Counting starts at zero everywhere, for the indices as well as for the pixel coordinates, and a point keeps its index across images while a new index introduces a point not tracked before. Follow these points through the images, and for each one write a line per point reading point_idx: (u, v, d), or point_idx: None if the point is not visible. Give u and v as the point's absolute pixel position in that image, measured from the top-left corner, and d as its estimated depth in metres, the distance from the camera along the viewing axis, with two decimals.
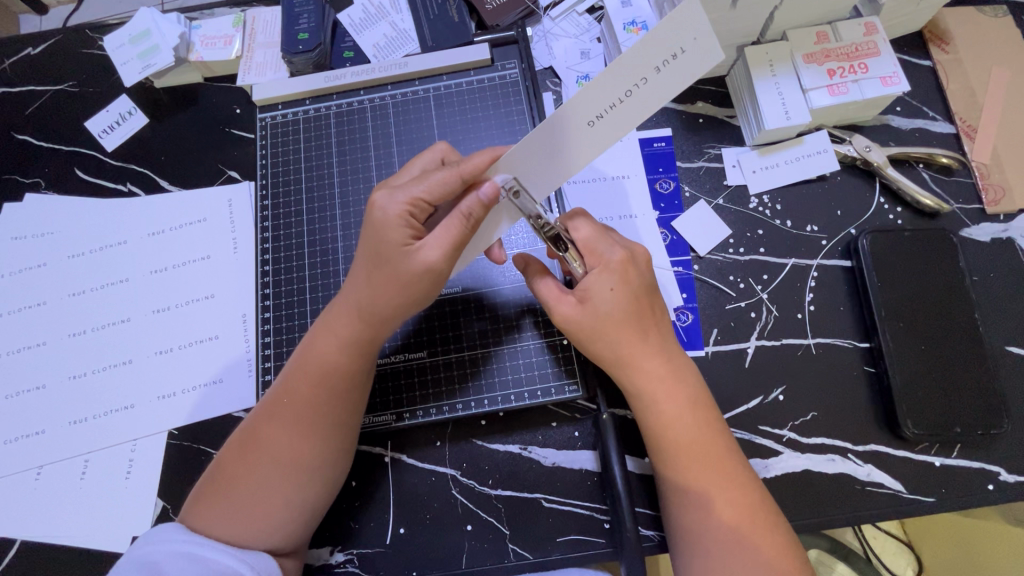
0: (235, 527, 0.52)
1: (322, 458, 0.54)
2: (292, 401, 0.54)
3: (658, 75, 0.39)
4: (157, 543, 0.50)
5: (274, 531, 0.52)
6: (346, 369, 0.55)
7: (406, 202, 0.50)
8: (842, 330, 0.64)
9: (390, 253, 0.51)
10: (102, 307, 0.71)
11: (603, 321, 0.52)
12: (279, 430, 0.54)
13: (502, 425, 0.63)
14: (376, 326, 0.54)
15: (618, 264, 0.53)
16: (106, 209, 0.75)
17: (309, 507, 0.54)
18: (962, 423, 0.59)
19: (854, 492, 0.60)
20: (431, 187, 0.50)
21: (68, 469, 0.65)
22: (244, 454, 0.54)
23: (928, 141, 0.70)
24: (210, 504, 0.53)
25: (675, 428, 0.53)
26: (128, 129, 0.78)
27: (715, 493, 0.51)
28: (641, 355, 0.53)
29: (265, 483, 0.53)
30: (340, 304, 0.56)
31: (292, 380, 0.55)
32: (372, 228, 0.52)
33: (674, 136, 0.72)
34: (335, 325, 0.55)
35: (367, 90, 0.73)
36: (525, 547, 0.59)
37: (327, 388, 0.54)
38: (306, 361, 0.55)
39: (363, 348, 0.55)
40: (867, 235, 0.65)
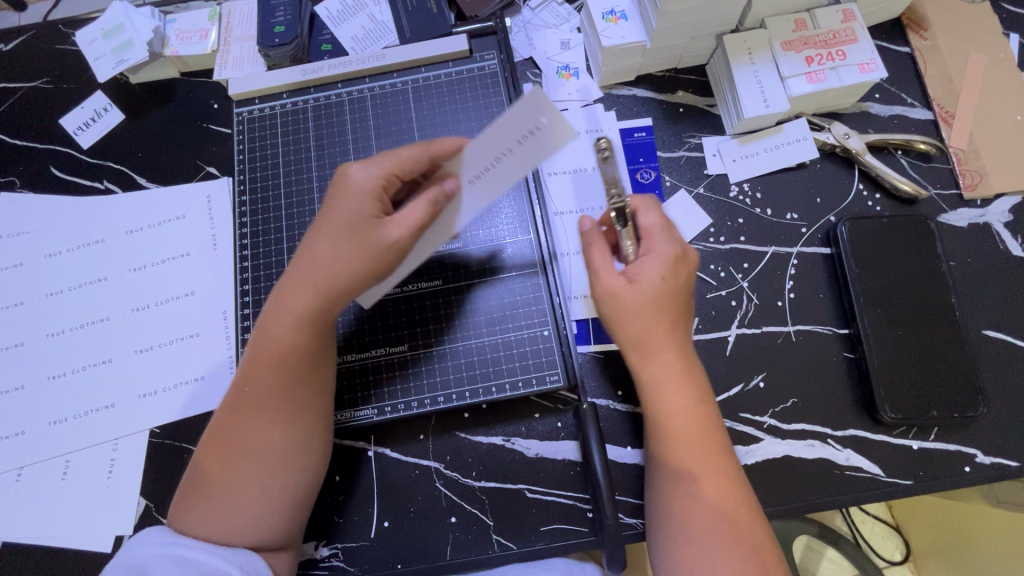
0: (215, 526, 0.51)
1: (293, 445, 0.54)
2: (254, 384, 0.54)
3: (515, 150, 0.46)
4: (141, 548, 0.50)
5: (253, 526, 0.52)
6: (305, 346, 0.54)
7: (381, 176, 0.52)
8: (822, 317, 0.65)
9: (359, 225, 0.51)
10: (80, 306, 0.70)
11: (646, 304, 0.53)
12: (245, 418, 0.53)
13: (485, 417, 0.63)
14: (332, 298, 0.53)
15: (671, 257, 0.53)
16: (82, 207, 0.74)
17: (290, 500, 0.54)
18: (939, 407, 0.59)
19: (832, 476, 0.60)
20: (402, 162, 0.53)
21: (49, 470, 0.65)
22: (219, 450, 0.54)
23: (905, 128, 0.71)
24: (192, 504, 0.52)
25: (679, 422, 0.53)
26: (104, 126, 0.78)
27: (702, 483, 0.51)
28: (660, 344, 0.53)
29: (242, 476, 0.53)
30: (291, 280, 0.54)
31: (253, 364, 0.54)
32: (340, 199, 0.53)
33: (654, 126, 0.72)
34: (290, 303, 0.53)
35: (345, 83, 0.73)
36: (509, 537, 0.60)
37: (286, 369, 0.53)
38: (261, 344, 0.54)
39: (318, 323, 0.54)
40: (845, 222, 0.65)
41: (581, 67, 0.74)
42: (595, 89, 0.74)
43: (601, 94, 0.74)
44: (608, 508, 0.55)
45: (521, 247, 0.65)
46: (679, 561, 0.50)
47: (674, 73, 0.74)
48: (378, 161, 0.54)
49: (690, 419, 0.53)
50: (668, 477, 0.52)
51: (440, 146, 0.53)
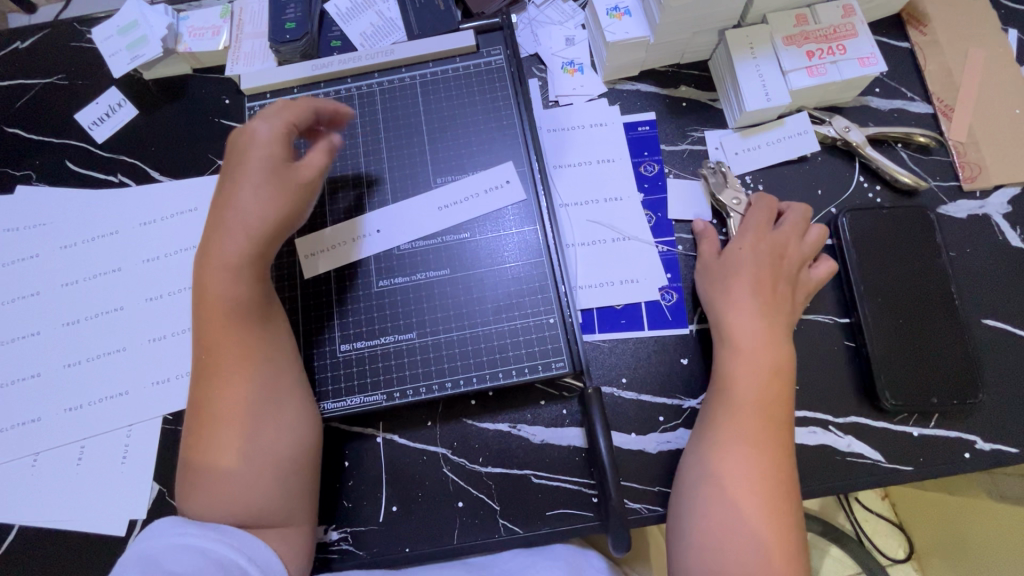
0: (219, 501, 0.52)
1: (265, 403, 0.55)
2: (210, 345, 0.55)
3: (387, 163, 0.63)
4: (155, 539, 0.49)
5: (241, 497, 0.52)
6: (252, 294, 0.57)
7: (281, 125, 0.59)
8: (824, 307, 0.65)
9: (275, 169, 0.57)
10: (95, 296, 0.72)
11: (726, 268, 0.61)
12: (218, 383, 0.54)
13: (492, 404, 0.64)
14: (266, 241, 0.57)
15: (755, 236, 0.62)
16: (97, 200, 0.76)
17: (278, 461, 0.54)
18: (939, 393, 0.60)
19: (834, 463, 0.61)
20: (297, 115, 0.60)
21: (64, 456, 0.66)
22: (203, 422, 0.54)
23: (905, 121, 0.72)
24: (188, 481, 0.53)
25: (743, 384, 0.55)
26: (118, 121, 0.79)
27: (744, 446, 0.52)
28: (742, 304, 0.58)
29: (228, 445, 0.53)
30: (221, 234, 0.56)
31: (207, 327, 0.56)
32: (248, 150, 0.58)
33: (658, 120, 0.74)
34: (225, 255, 0.56)
35: (354, 77, 0.74)
36: (515, 522, 0.61)
37: (241, 320, 0.56)
38: (204, 306, 0.56)
39: (257, 269, 0.57)
40: (846, 214, 0.66)
41: (586, 62, 0.76)
42: (599, 84, 0.75)
43: (605, 89, 0.75)
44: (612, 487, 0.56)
45: (527, 239, 0.66)
46: (696, 511, 0.52)
47: (677, 68, 0.75)
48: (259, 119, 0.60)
49: (754, 381, 0.55)
50: (714, 438, 0.54)
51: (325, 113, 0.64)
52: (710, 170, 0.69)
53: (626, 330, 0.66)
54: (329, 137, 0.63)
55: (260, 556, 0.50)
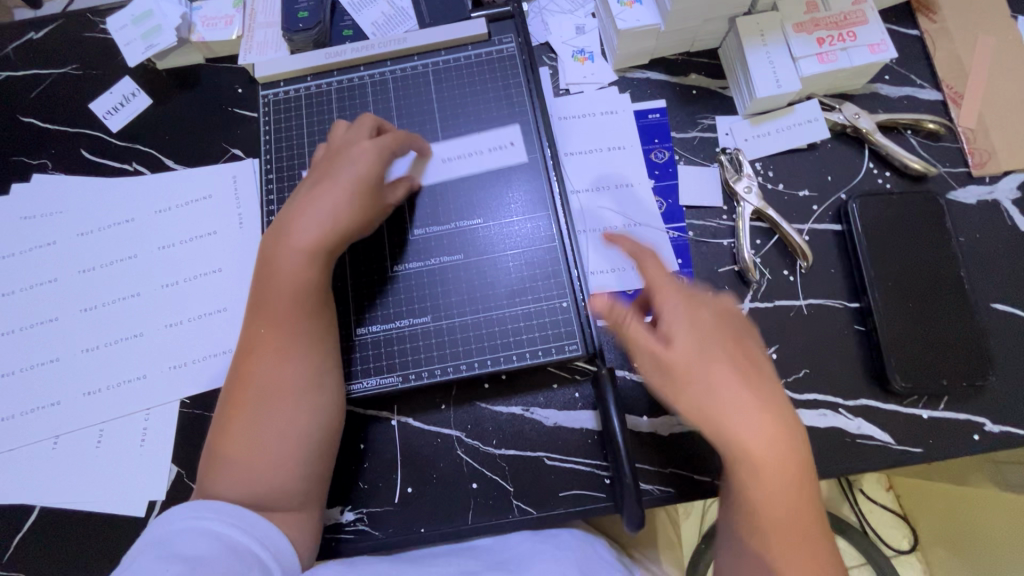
0: (237, 479, 0.52)
1: (303, 385, 0.57)
2: (265, 321, 0.58)
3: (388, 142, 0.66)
4: (170, 523, 0.47)
5: (265, 472, 0.53)
6: (317, 281, 0.59)
7: (382, 147, 0.62)
8: (834, 292, 0.66)
9: (371, 187, 0.61)
10: (111, 282, 0.73)
11: (693, 355, 0.49)
12: (262, 357, 0.57)
13: (505, 387, 0.65)
14: (338, 242, 0.60)
15: (693, 302, 0.51)
16: (113, 187, 0.77)
17: (305, 443, 0.56)
18: (949, 375, 0.61)
19: (844, 445, 0.61)
20: (395, 139, 0.63)
21: (83, 439, 0.67)
22: (238, 391, 0.56)
23: (915, 108, 0.72)
24: (215, 451, 0.54)
25: (766, 493, 0.46)
26: (132, 110, 0.80)
27: (789, 561, 0.45)
28: (733, 398, 0.46)
29: (263, 417, 0.55)
30: (297, 219, 0.59)
31: (266, 304, 0.58)
32: (347, 162, 0.61)
33: (668, 108, 0.74)
34: (300, 240, 0.58)
35: (367, 65, 0.74)
36: (529, 503, 0.62)
37: (304, 303, 0.58)
38: (268, 282, 0.58)
39: (325, 259, 0.59)
40: (856, 199, 0.66)
41: (596, 51, 0.76)
42: (609, 73, 0.76)
43: (616, 77, 0.76)
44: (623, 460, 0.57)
45: (538, 225, 0.67)
46: None
47: (687, 56, 0.76)
48: (358, 136, 0.63)
49: (768, 443, 0.46)
50: (751, 556, 0.47)
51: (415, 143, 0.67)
52: (726, 157, 0.70)
53: None
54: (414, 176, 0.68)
55: (271, 538, 0.50)
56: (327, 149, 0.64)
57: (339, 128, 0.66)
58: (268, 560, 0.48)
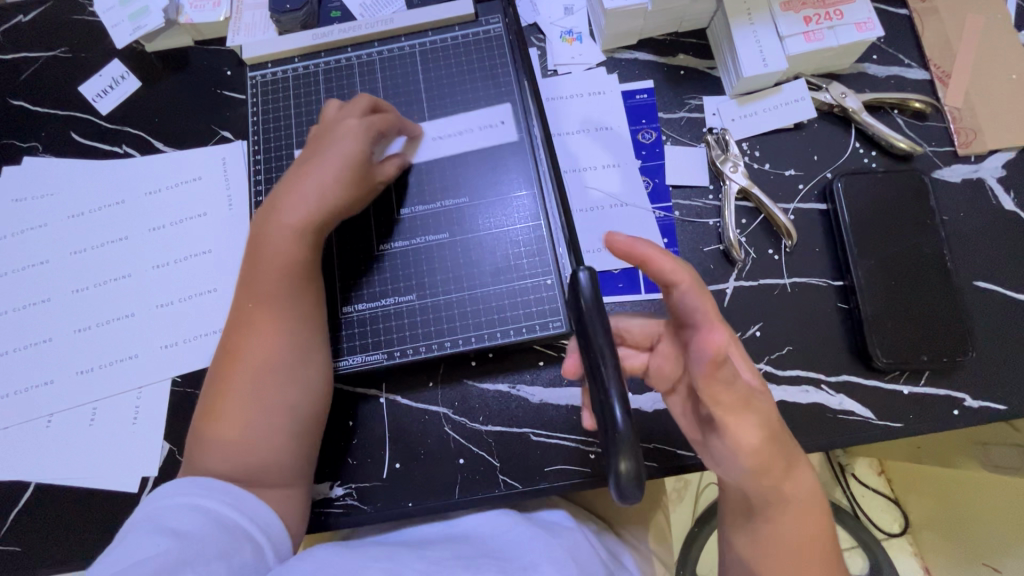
0: (221, 455, 0.53)
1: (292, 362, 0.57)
2: (251, 300, 0.58)
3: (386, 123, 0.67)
4: (155, 501, 0.48)
5: (253, 447, 0.54)
6: (308, 259, 0.60)
7: (371, 125, 0.62)
8: (818, 270, 0.66)
9: (363, 166, 0.61)
10: (102, 264, 0.73)
11: (759, 390, 0.49)
12: (252, 333, 0.57)
13: (491, 364, 0.66)
14: (330, 221, 0.60)
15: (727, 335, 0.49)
16: (103, 170, 0.77)
17: (292, 418, 0.56)
18: (929, 351, 0.61)
19: (826, 420, 0.62)
20: (385, 119, 0.64)
21: (76, 417, 0.68)
22: (226, 366, 0.57)
23: (902, 87, 0.72)
24: (203, 426, 0.55)
25: (809, 505, 0.49)
26: (121, 93, 0.80)
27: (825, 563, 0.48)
28: (782, 426, 0.51)
29: (251, 393, 0.55)
30: (288, 200, 0.60)
31: (254, 282, 0.59)
32: (337, 141, 0.61)
33: (656, 88, 0.74)
34: (291, 219, 0.59)
35: (354, 46, 0.74)
36: (515, 478, 0.63)
37: (293, 281, 0.59)
38: (259, 260, 0.59)
39: (316, 239, 0.60)
40: (841, 178, 0.67)
41: (584, 31, 0.76)
42: (597, 53, 0.76)
43: (604, 58, 0.76)
44: (623, 422, 0.38)
45: (523, 203, 0.67)
46: None
47: (675, 36, 0.76)
48: (350, 115, 0.63)
49: (804, 486, 0.48)
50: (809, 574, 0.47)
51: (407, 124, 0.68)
52: (712, 137, 0.71)
53: (623, 293, 0.67)
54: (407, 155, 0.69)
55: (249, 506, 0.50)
56: (319, 127, 0.64)
57: (332, 108, 0.66)
58: (247, 525, 0.49)
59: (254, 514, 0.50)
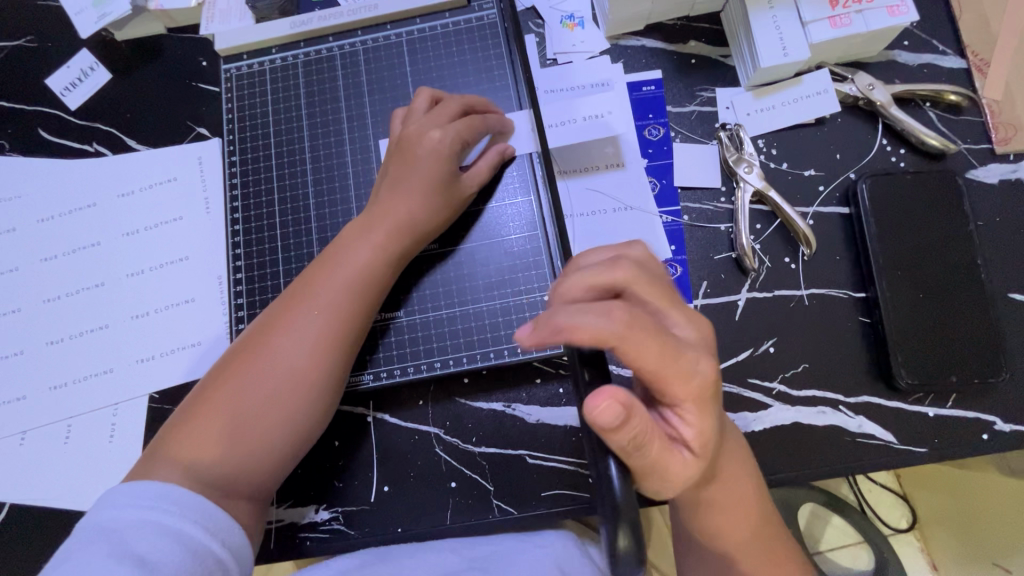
0: (194, 452, 0.49)
1: (327, 383, 0.54)
2: (301, 305, 0.54)
3: None
4: (114, 509, 0.44)
5: (245, 455, 0.50)
6: (379, 276, 0.56)
7: (456, 140, 0.57)
8: (839, 281, 0.61)
9: (443, 185, 0.57)
10: (75, 271, 0.69)
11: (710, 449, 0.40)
12: (288, 336, 0.53)
13: (485, 383, 0.62)
14: (410, 241, 0.57)
15: (700, 389, 0.37)
16: (73, 170, 0.73)
17: (294, 440, 0.53)
18: (959, 372, 0.57)
19: (843, 445, 0.58)
20: (470, 128, 0.58)
21: (51, 435, 0.65)
22: (246, 359, 0.52)
23: (935, 77, 0.66)
24: (196, 417, 0.50)
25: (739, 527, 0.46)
26: (91, 86, 0.75)
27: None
28: (729, 458, 0.45)
29: (264, 400, 0.51)
30: (374, 214, 0.57)
31: (312, 283, 0.55)
32: (421, 159, 0.57)
33: (664, 79, 0.68)
34: (373, 236, 0.56)
35: (336, 35, 0.68)
36: (509, 503, 0.59)
37: (360, 298, 0.55)
38: (325, 264, 0.56)
39: (393, 260, 0.57)
40: (866, 179, 0.61)
41: (587, 16, 0.70)
42: (601, 41, 0.69)
43: (608, 46, 0.69)
44: (619, 487, 0.35)
45: (522, 211, 0.62)
46: None
47: (686, 21, 0.69)
48: (438, 118, 0.58)
49: (730, 490, 0.46)
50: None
51: (495, 122, 0.60)
52: (726, 133, 0.65)
53: None
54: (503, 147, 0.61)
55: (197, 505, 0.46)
56: (409, 125, 0.58)
57: (419, 101, 0.59)
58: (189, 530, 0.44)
59: (200, 512, 0.46)
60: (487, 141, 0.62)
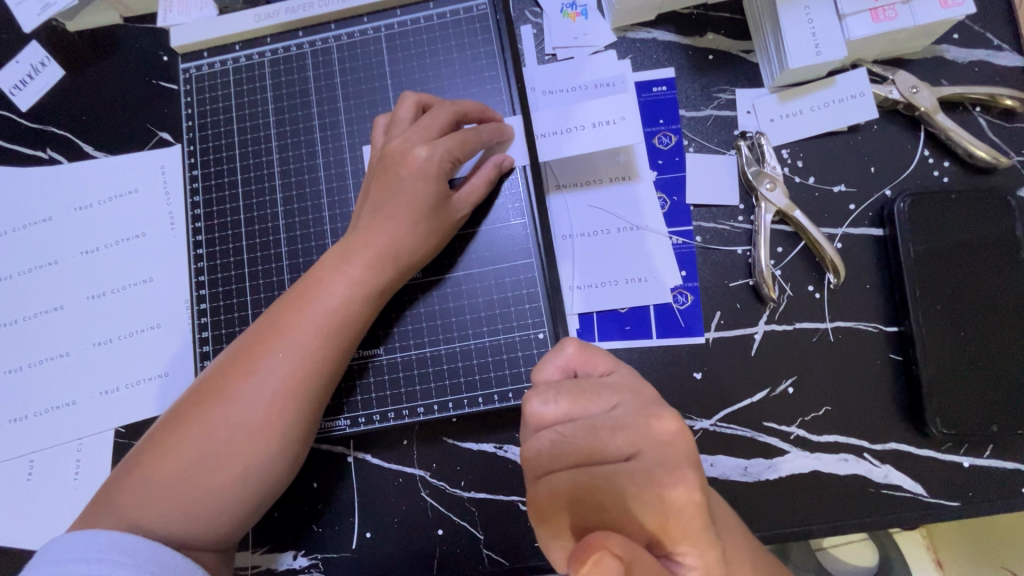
0: (141, 507, 0.44)
1: (294, 434, 0.48)
2: (266, 345, 0.48)
3: None
4: (53, 565, 0.39)
5: (195, 514, 0.45)
6: (356, 314, 0.50)
7: (443, 159, 0.50)
8: (869, 313, 0.55)
9: (429, 209, 0.51)
10: (33, 294, 0.64)
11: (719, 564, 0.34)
12: (249, 381, 0.47)
13: (476, 423, 0.56)
14: (393, 274, 0.51)
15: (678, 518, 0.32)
16: (28, 179, 0.66)
17: (255, 496, 0.47)
18: (1000, 420, 0.51)
19: (867, 496, 0.53)
20: (461, 143, 0.51)
21: (14, 470, 0.61)
22: (201, 405, 0.47)
23: (987, 78, 0.58)
24: (147, 468, 0.46)
25: None
26: (43, 85, 0.68)
27: None
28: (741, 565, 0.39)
29: (220, 452, 0.46)
30: (353, 242, 0.51)
31: (279, 321, 0.49)
32: (404, 181, 0.50)
33: (677, 79, 0.60)
34: (350, 269, 0.50)
35: (306, 30, 0.61)
36: (500, 553, 0.55)
37: (332, 339, 0.49)
38: (297, 298, 0.50)
39: (372, 295, 0.51)
40: (905, 197, 0.54)
41: (590, 4, 0.62)
42: (606, 33, 0.61)
43: (614, 39, 0.61)
44: None
45: (516, 236, 0.56)
46: None
47: (704, 10, 0.61)
48: (424, 132, 0.51)
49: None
50: None
51: (491, 133, 0.53)
52: (746, 142, 0.58)
53: (631, 338, 0.57)
54: (502, 160, 0.54)
55: (151, 556, 0.41)
56: (393, 139, 0.52)
57: (405, 111, 0.53)
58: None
59: (151, 563, 0.40)
60: (482, 154, 0.55)
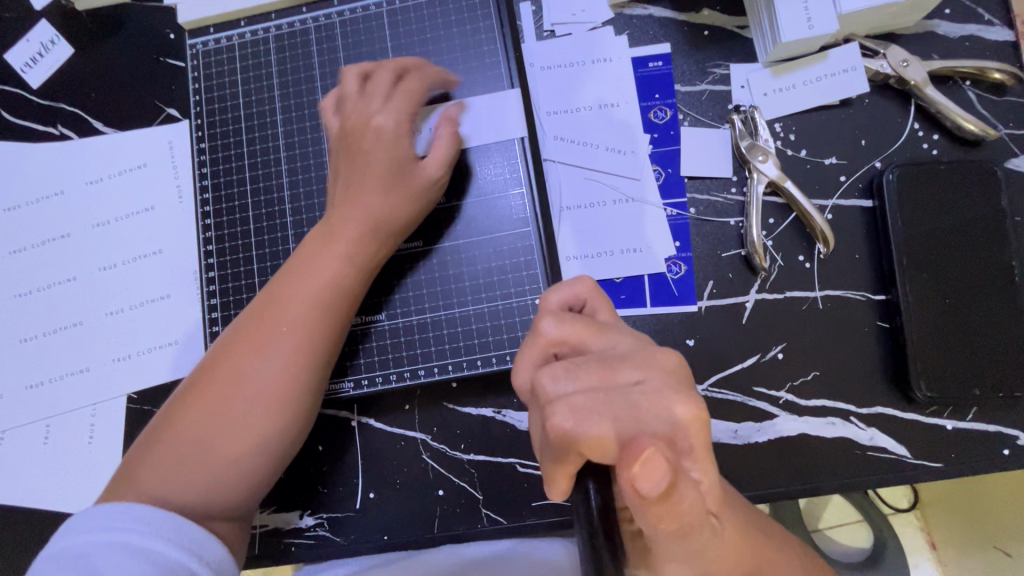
0: (161, 484, 0.46)
1: (302, 401, 0.50)
2: (268, 321, 0.50)
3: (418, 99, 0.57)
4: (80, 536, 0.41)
5: (214, 483, 0.47)
6: (351, 286, 0.52)
7: None
8: (857, 282, 0.56)
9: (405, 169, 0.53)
10: (46, 266, 0.66)
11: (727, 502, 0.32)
12: (253, 356, 0.49)
13: (475, 389, 0.58)
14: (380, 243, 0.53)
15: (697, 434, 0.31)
16: (40, 154, 0.68)
17: (268, 462, 0.50)
18: (982, 384, 0.53)
19: (852, 458, 0.54)
20: None
21: (31, 434, 0.63)
22: (208, 384, 0.49)
23: (978, 52, 0.59)
24: (162, 447, 0.47)
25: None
26: (52, 62, 0.69)
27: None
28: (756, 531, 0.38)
29: (232, 423, 0.48)
30: (339, 219, 0.53)
31: (276, 298, 0.51)
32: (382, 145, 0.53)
33: (673, 54, 0.61)
34: (343, 245, 0.52)
35: (310, 6, 0.62)
36: (499, 512, 0.57)
37: (331, 311, 0.51)
38: (292, 277, 0.52)
39: (365, 268, 0.53)
40: (894, 168, 0.56)
41: None
42: (603, 9, 0.62)
43: (611, 15, 0.62)
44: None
45: (513, 206, 0.57)
46: None
47: None
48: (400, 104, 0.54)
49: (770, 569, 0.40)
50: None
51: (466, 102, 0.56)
52: (740, 116, 0.59)
53: (626, 306, 0.58)
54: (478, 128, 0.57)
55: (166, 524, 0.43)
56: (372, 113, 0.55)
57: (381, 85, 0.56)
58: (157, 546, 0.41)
59: (165, 530, 0.42)
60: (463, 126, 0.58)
